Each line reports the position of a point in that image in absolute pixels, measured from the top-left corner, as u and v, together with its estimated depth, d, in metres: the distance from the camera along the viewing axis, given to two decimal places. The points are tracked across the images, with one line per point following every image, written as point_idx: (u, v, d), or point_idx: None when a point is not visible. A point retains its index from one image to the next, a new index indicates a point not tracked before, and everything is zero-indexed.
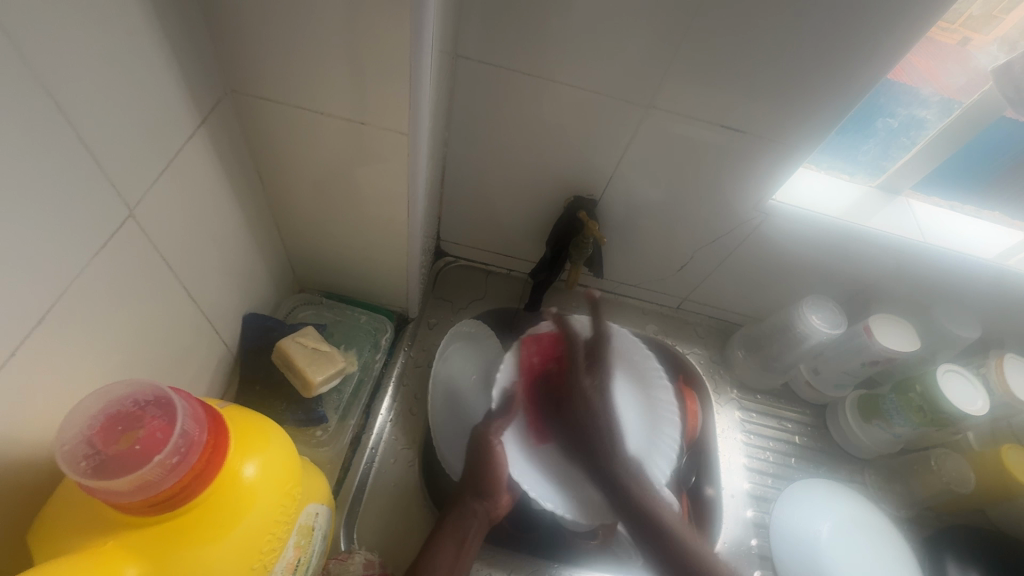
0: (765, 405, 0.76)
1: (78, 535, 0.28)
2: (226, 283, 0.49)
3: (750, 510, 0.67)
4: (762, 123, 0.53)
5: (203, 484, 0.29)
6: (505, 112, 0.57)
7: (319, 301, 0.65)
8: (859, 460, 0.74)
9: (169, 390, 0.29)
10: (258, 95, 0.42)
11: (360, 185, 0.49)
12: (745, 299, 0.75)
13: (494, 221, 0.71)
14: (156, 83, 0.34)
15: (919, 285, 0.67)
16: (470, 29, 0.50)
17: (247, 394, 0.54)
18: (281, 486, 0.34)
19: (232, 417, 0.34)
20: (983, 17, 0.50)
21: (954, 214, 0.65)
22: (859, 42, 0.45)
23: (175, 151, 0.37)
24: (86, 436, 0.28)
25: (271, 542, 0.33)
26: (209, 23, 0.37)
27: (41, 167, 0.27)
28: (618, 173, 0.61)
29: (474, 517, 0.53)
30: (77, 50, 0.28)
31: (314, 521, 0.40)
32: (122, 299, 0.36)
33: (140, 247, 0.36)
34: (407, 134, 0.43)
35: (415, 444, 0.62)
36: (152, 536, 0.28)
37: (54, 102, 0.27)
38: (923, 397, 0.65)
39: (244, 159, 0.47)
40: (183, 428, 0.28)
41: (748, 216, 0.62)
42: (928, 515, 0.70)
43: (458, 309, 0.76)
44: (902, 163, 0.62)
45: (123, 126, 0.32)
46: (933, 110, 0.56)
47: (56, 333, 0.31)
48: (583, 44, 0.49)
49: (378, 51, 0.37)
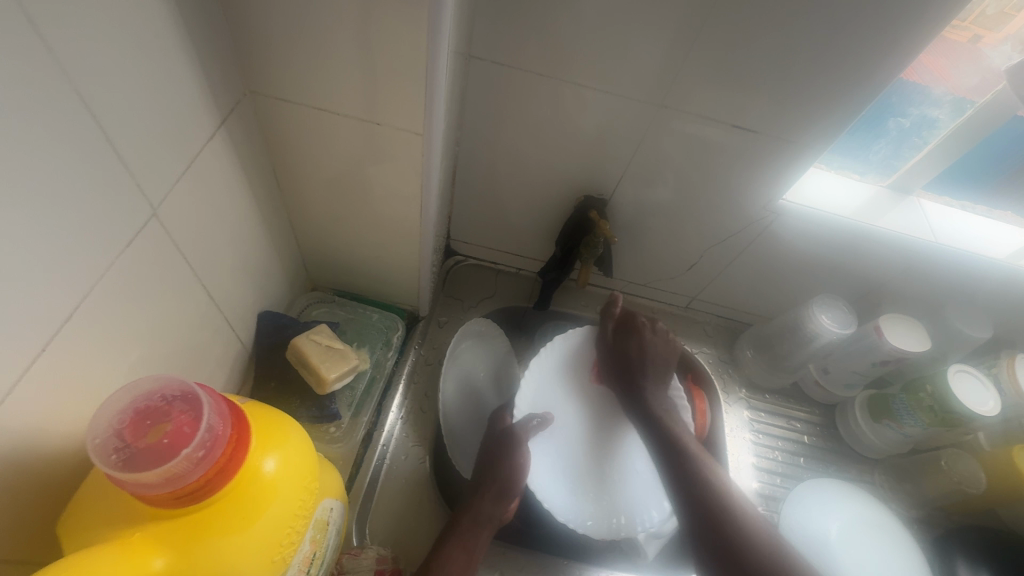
0: (774, 405, 0.76)
1: (104, 527, 0.28)
2: (242, 281, 0.50)
3: (759, 509, 0.68)
4: (774, 122, 0.53)
5: (227, 477, 0.29)
6: (517, 112, 0.57)
7: (331, 299, 0.66)
8: (868, 459, 0.74)
9: (195, 385, 0.30)
10: (275, 96, 0.43)
11: (375, 185, 0.50)
12: (754, 299, 0.75)
13: (504, 220, 0.71)
14: (178, 84, 0.34)
15: (930, 286, 0.67)
16: (483, 29, 0.50)
17: (262, 391, 0.55)
18: (300, 481, 0.34)
19: (254, 413, 0.34)
20: (995, 16, 0.50)
21: (965, 214, 0.65)
22: (873, 41, 0.45)
23: (196, 151, 0.38)
24: (116, 430, 0.28)
25: (290, 536, 0.33)
26: (229, 25, 0.38)
27: (68, 167, 0.28)
28: (629, 173, 0.61)
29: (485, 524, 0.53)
30: (103, 53, 0.28)
31: (330, 516, 0.41)
32: (145, 296, 0.36)
33: (162, 245, 0.37)
34: (421, 134, 0.44)
35: (426, 442, 0.63)
36: (177, 529, 0.28)
37: (80, 101, 0.28)
38: (934, 397, 0.64)
39: (261, 159, 0.48)
40: (208, 423, 0.29)
41: (759, 215, 0.62)
42: (938, 515, 0.69)
43: (468, 307, 0.76)
44: (913, 162, 0.61)
45: (147, 127, 0.33)
46: (945, 109, 0.55)
47: (83, 329, 0.31)
48: (595, 45, 0.50)
49: (395, 53, 0.38)
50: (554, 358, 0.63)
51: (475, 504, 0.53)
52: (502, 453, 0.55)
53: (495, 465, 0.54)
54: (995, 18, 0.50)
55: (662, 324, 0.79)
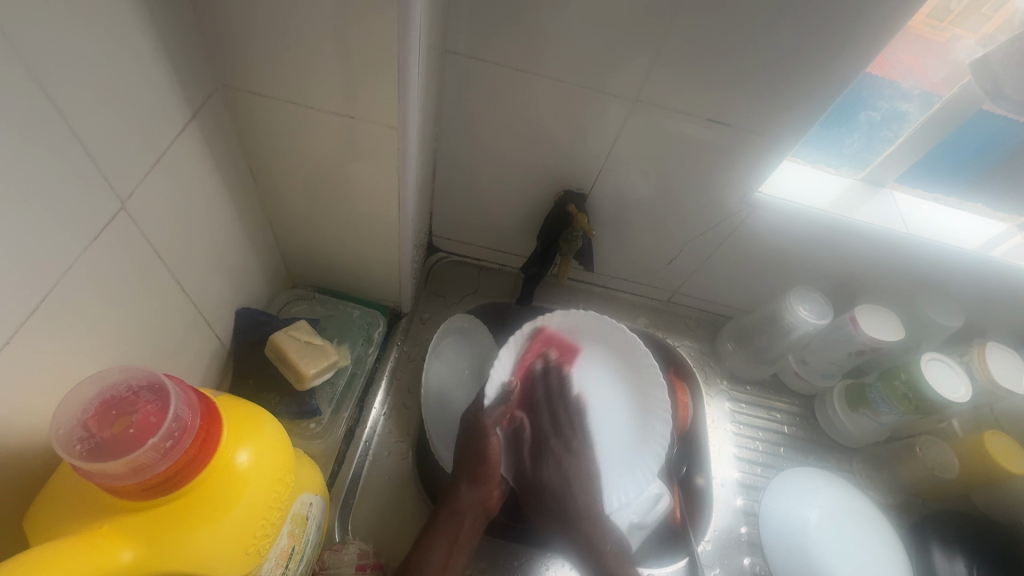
0: (754, 396, 0.77)
1: (73, 520, 0.28)
2: (218, 277, 0.50)
3: (740, 498, 0.69)
4: (746, 117, 0.54)
5: (197, 469, 0.29)
6: (494, 108, 0.58)
7: (312, 296, 0.65)
8: (846, 448, 0.75)
9: (164, 376, 0.30)
10: (248, 90, 0.43)
11: (352, 181, 0.50)
12: (734, 292, 0.76)
13: (485, 217, 0.72)
14: (148, 79, 0.34)
15: (903, 277, 0.69)
16: (459, 25, 0.50)
17: (241, 388, 0.55)
18: (275, 473, 0.34)
19: (225, 406, 0.34)
20: (969, 12, 0.50)
21: (938, 206, 0.67)
22: (838, 36, 0.46)
23: (166, 146, 0.38)
24: (81, 420, 0.28)
25: (265, 528, 0.33)
26: (199, 19, 0.38)
27: (35, 162, 0.28)
28: (607, 168, 0.62)
29: (467, 510, 0.51)
30: (70, 51, 0.28)
31: (308, 511, 0.41)
32: (114, 293, 0.36)
33: (131, 239, 0.37)
34: (395, 128, 0.44)
35: (409, 437, 0.63)
36: (146, 521, 0.28)
37: (44, 94, 0.28)
38: (908, 384, 0.66)
39: (236, 155, 0.48)
40: (177, 413, 0.29)
41: (736, 209, 0.63)
42: (914, 501, 0.71)
43: (451, 303, 0.76)
44: (885, 155, 0.62)
45: (115, 122, 0.33)
46: (914, 103, 0.57)
47: (50, 323, 0.31)
48: (570, 41, 0.50)
49: (366, 48, 0.38)
50: (535, 331, 0.62)
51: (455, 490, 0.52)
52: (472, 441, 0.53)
53: (469, 451, 0.53)
54: (970, 16, 0.51)
55: (644, 318, 0.80)
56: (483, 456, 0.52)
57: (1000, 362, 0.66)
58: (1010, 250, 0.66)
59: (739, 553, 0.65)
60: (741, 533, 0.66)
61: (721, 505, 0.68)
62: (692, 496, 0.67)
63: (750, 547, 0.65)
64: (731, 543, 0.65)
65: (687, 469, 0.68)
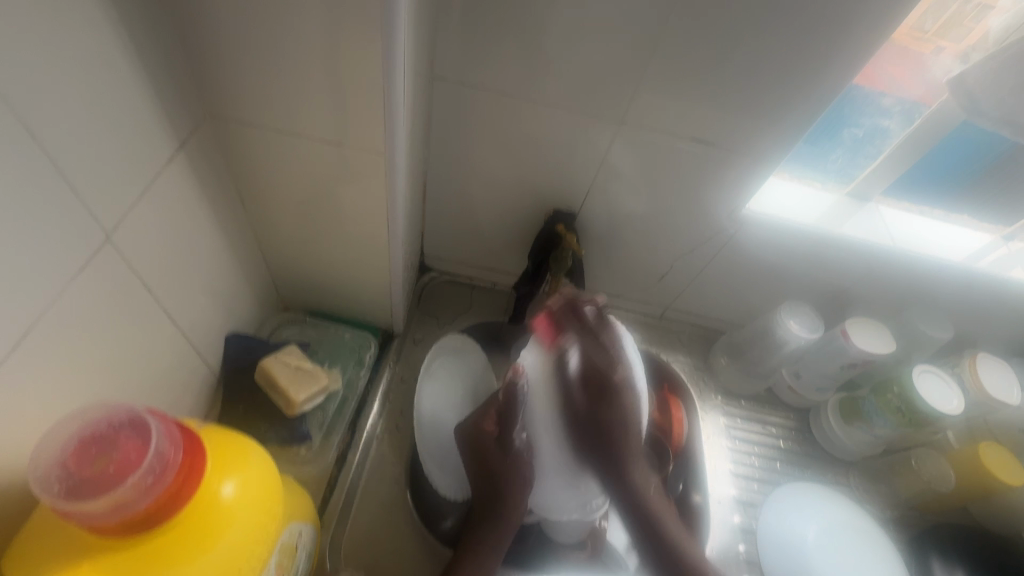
0: (750, 410, 0.77)
1: (52, 560, 0.28)
2: (206, 304, 0.50)
3: (738, 515, 0.68)
4: (730, 135, 0.55)
5: (178, 504, 0.29)
6: (482, 130, 0.58)
7: (303, 319, 0.65)
8: (844, 462, 0.74)
9: (145, 411, 0.30)
10: (236, 120, 0.43)
11: (341, 206, 0.50)
12: (726, 307, 0.76)
13: (477, 236, 0.72)
14: (132, 110, 0.35)
15: (892, 290, 0.69)
16: (445, 50, 0.51)
17: (230, 415, 0.54)
18: (261, 503, 0.34)
19: (211, 439, 0.34)
20: (954, 25, 0.51)
21: (924, 219, 0.67)
22: (815, 57, 0.48)
23: (153, 175, 0.38)
24: (60, 460, 0.28)
25: (252, 562, 0.33)
26: (184, 50, 0.38)
27: (19, 198, 0.28)
28: (595, 186, 0.62)
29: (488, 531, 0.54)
30: (54, 90, 0.29)
31: (297, 541, 0.40)
32: (101, 323, 0.36)
33: (119, 268, 0.37)
34: (383, 154, 0.44)
35: (402, 461, 0.62)
36: (126, 559, 0.28)
37: (27, 130, 0.28)
38: (900, 397, 0.66)
39: (225, 184, 0.48)
40: (158, 449, 0.28)
41: (723, 225, 0.64)
42: (913, 514, 0.71)
43: (444, 323, 0.76)
44: (869, 170, 0.63)
45: (99, 155, 0.33)
46: (894, 119, 0.58)
47: (36, 356, 0.31)
48: (555, 65, 0.51)
49: (352, 76, 0.38)
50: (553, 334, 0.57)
51: (503, 513, 0.54)
52: (491, 456, 0.54)
53: (489, 476, 0.54)
54: (953, 28, 0.52)
55: (637, 335, 0.80)
56: (500, 473, 0.54)
57: (992, 374, 0.66)
58: (997, 261, 0.66)
59: (738, 571, 0.64)
60: (740, 551, 0.66)
61: (719, 523, 0.67)
62: (690, 514, 0.67)
63: (750, 565, 0.65)
64: (731, 560, 0.64)
65: (684, 487, 0.68)
